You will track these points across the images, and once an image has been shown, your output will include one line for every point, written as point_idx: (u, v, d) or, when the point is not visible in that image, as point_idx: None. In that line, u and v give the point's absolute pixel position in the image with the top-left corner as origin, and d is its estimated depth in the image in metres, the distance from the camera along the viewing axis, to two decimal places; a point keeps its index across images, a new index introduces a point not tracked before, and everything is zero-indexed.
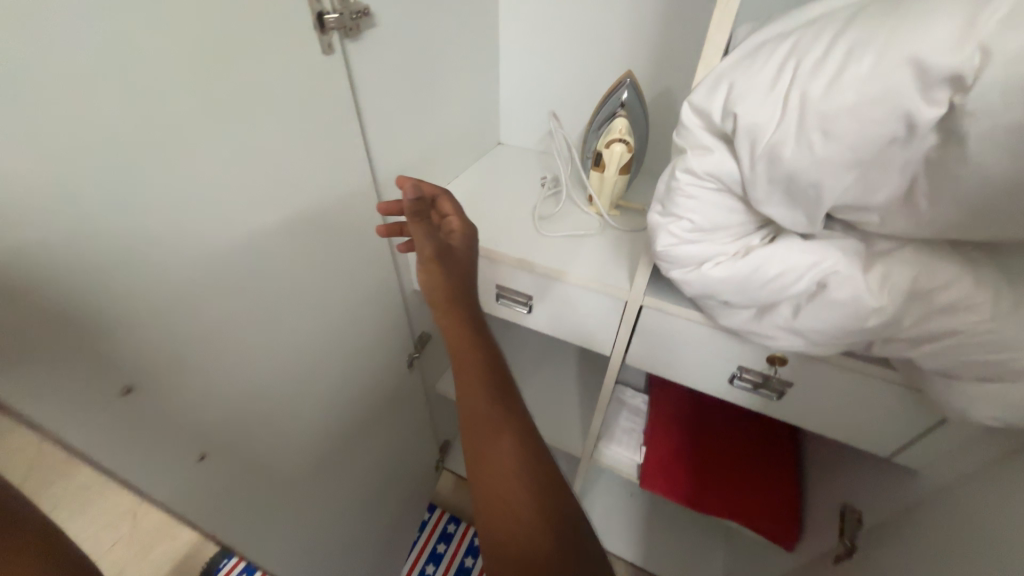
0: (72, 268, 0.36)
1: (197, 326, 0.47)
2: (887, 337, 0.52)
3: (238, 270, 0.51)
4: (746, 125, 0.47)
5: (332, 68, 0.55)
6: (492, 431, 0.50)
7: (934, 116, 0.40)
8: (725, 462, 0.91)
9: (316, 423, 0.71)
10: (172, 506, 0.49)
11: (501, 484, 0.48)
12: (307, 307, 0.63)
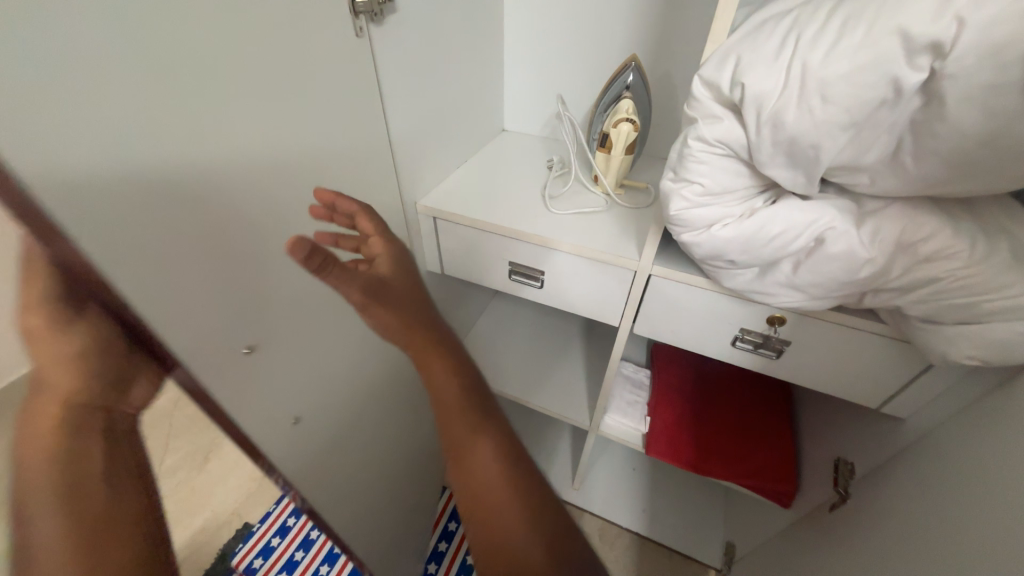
0: (192, 329, 0.39)
1: (305, 333, 0.55)
2: (876, 289, 0.48)
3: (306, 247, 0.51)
4: (748, 96, 0.39)
5: (359, 54, 0.53)
6: (484, 475, 0.39)
7: (919, 80, 0.34)
8: (726, 432, 0.94)
9: (366, 394, 0.72)
10: (290, 467, 0.57)
11: (496, 536, 0.38)
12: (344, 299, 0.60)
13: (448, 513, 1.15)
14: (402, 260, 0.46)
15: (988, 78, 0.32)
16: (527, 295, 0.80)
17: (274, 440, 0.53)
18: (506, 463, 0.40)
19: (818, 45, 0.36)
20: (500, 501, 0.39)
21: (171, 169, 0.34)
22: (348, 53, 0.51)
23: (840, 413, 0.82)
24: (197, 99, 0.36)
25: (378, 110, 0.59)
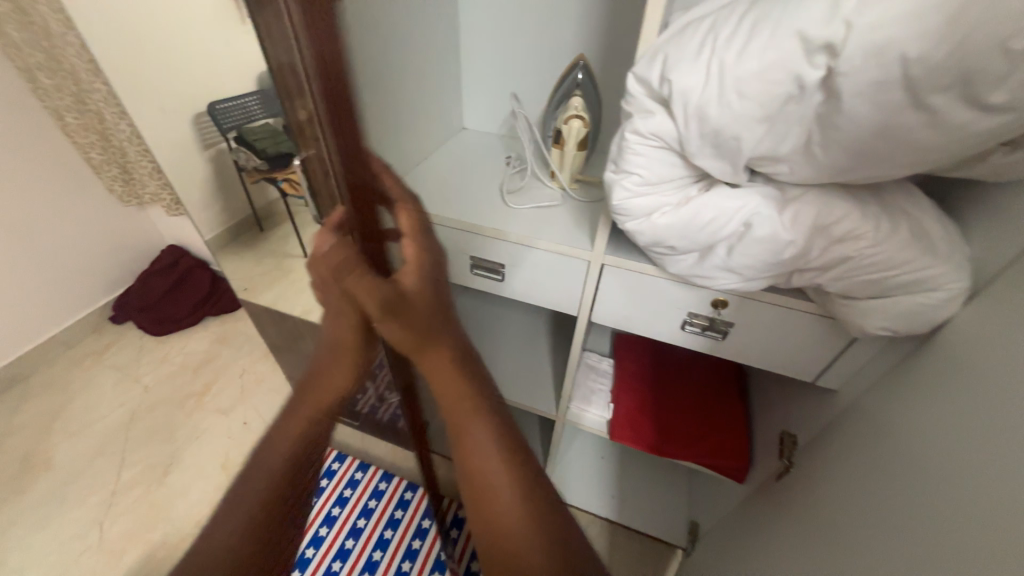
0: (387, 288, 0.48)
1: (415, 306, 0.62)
2: (800, 268, 0.53)
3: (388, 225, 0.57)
4: (676, 92, 0.43)
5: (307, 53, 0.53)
6: (482, 461, 0.47)
7: (818, 77, 0.38)
8: (684, 413, 0.99)
9: None
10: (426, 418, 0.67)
11: (502, 538, 0.43)
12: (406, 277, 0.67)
13: (422, 509, 1.15)
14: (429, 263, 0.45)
15: (874, 75, 0.36)
16: (489, 289, 0.82)
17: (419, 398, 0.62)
18: (499, 448, 0.48)
19: (732, 45, 0.40)
20: (499, 483, 0.45)
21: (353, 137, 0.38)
22: None
23: (784, 389, 0.87)
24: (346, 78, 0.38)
25: None
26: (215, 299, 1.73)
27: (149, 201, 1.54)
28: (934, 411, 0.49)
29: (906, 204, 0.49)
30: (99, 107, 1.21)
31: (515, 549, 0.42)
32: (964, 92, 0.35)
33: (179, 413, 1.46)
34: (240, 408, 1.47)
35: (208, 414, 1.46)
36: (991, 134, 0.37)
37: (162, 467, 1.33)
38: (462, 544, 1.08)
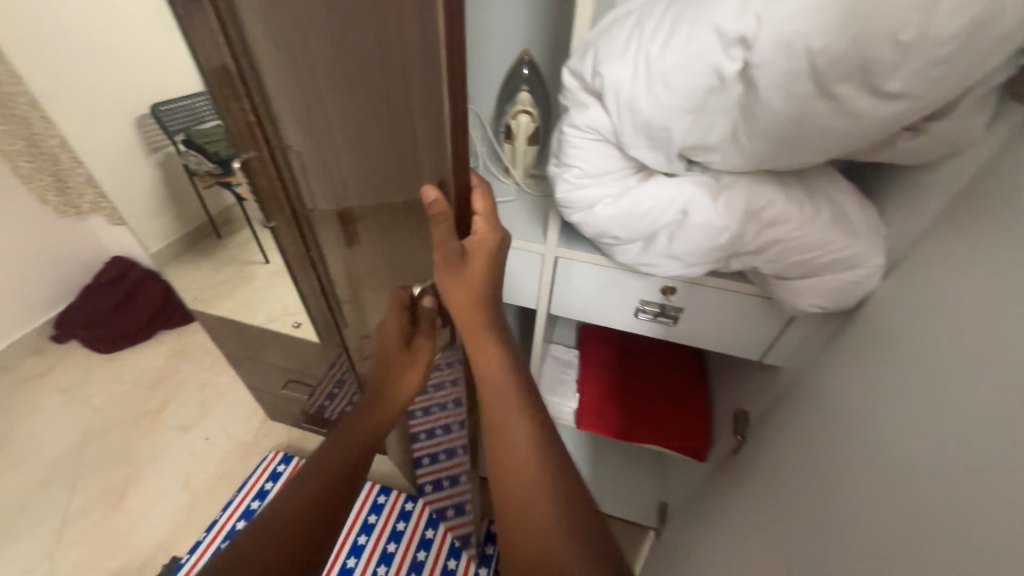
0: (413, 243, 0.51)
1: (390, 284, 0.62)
2: (736, 253, 0.55)
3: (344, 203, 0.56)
4: (608, 83, 0.44)
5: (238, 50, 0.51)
6: (505, 430, 0.53)
7: (736, 69, 0.40)
8: (648, 397, 1.02)
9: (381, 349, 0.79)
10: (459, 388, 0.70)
11: (522, 494, 0.50)
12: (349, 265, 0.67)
13: (396, 513, 1.20)
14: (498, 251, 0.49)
15: (786, 67, 0.38)
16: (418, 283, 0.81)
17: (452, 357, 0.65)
18: (524, 416, 0.54)
19: (656, 38, 0.42)
20: (517, 448, 0.52)
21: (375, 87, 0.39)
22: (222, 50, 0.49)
23: (739, 369, 0.91)
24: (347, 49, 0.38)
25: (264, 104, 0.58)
26: (169, 311, 1.64)
27: (90, 211, 1.45)
28: (869, 379, 0.53)
29: (828, 188, 0.52)
30: (26, 112, 1.13)
31: (531, 504, 0.49)
32: (864, 81, 0.38)
33: (135, 432, 1.39)
34: (201, 423, 1.42)
35: (166, 431, 1.40)
36: (895, 119, 0.40)
37: (119, 491, 1.27)
38: (435, 546, 1.15)
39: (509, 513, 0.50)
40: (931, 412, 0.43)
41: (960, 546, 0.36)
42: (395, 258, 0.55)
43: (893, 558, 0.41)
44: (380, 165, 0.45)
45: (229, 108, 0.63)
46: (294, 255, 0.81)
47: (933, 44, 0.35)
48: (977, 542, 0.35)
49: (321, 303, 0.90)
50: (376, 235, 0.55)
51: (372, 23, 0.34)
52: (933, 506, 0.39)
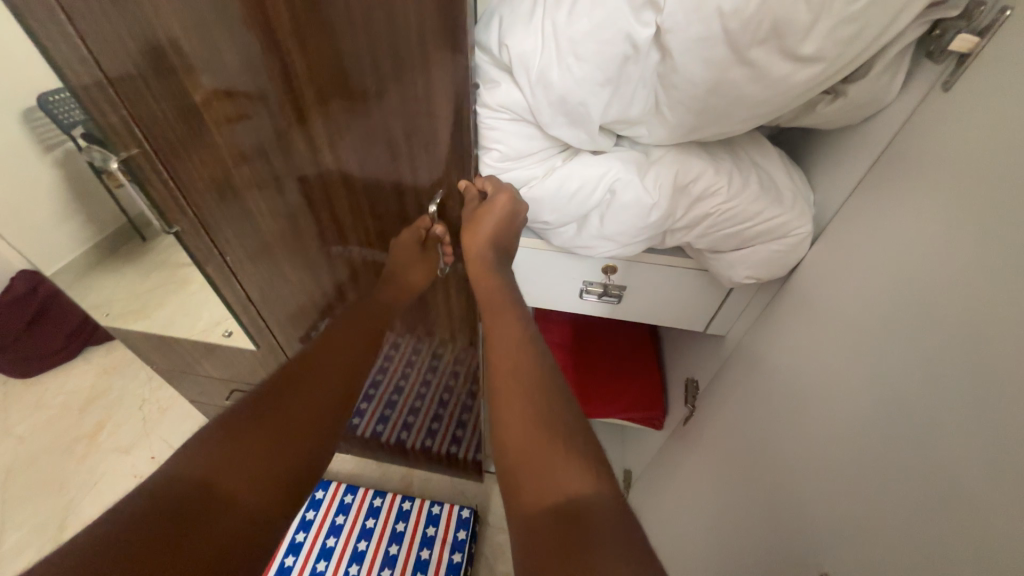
0: (374, 181, 0.60)
1: (342, 230, 0.69)
2: (669, 229, 0.53)
3: (283, 164, 0.61)
4: (515, 56, 0.40)
5: (122, 30, 0.48)
6: (507, 355, 0.48)
7: (649, 36, 0.37)
8: (604, 372, 1.02)
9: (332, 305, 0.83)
10: (444, 312, 0.81)
11: (507, 408, 0.44)
12: (288, 232, 0.71)
13: (364, 510, 1.17)
14: (513, 218, 0.53)
15: (698, 31, 0.36)
16: (341, 273, 0.77)
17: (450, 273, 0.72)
18: (525, 343, 0.48)
19: (561, 5, 0.39)
20: (512, 362, 0.47)
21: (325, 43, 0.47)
22: (137, 41, 0.49)
23: (686, 338, 0.93)
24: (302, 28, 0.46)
25: (154, 87, 0.53)
26: (88, 331, 1.49)
27: None
28: (812, 347, 0.53)
29: (756, 156, 0.51)
30: None
31: (513, 415, 0.43)
32: (778, 45, 0.36)
33: (68, 460, 1.28)
34: (143, 442, 1.33)
35: (105, 455, 1.30)
36: (814, 84, 0.38)
37: (57, 524, 1.18)
38: (407, 537, 1.14)
39: (508, 452, 0.42)
40: (875, 380, 0.43)
41: (922, 522, 0.36)
42: (362, 202, 0.64)
43: (858, 530, 0.42)
44: (355, 139, 0.55)
45: (89, 101, 0.55)
46: (207, 260, 0.74)
47: (842, 4, 0.33)
48: (936, 513, 0.35)
49: (251, 309, 0.85)
50: (348, 200, 0.64)
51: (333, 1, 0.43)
52: (888, 479, 0.39)
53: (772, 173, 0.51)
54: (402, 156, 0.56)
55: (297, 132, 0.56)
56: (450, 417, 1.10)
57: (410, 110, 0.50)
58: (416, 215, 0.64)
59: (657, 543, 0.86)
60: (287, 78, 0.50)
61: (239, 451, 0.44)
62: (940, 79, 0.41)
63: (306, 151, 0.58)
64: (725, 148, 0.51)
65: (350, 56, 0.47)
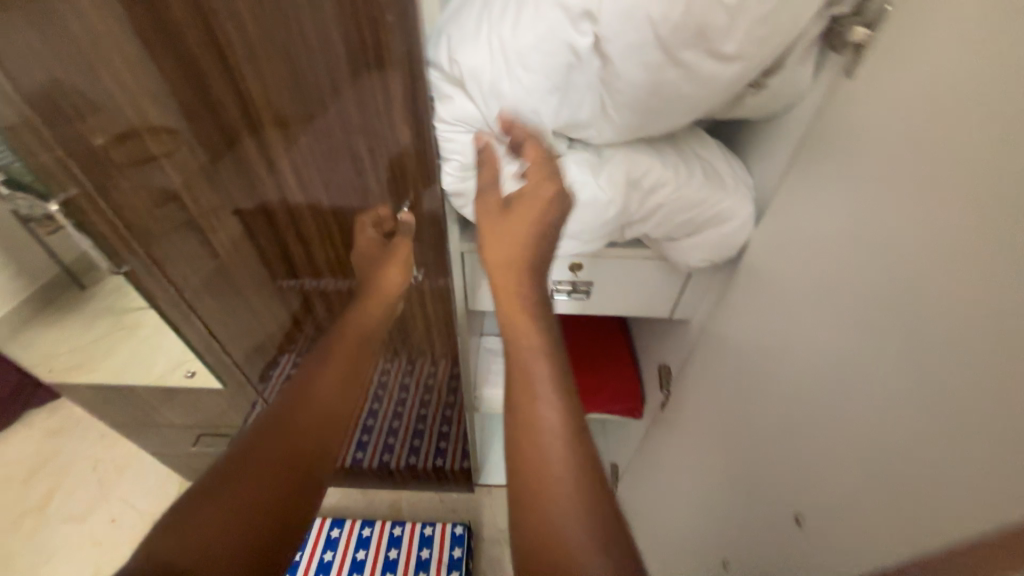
0: (339, 202, 0.60)
1: (307, 253, 0.68)
2: (628, 223, 0.56)
3: (240, 193, 0.59)
4: (467, 71, 0.43)
5: (52, 68, 0.46)
6: (539, 409, 0.40)
7: (588, 44, 0.40)
8: (581, 369, 1.04)
9: (301, 333, 0.81)
10: (421, 326, 0.82)
11: (531, 490, 0.37)
12: (249, 261, 0.69)
13: (354, 542, 1.13)
14: (552, 203, 0.45)
15: (634, 37, 0.39)
16: (308, 295, 0.75)
17: (425, 282, 0.72)
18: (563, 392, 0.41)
19: (506, 20, 0.41)
20: (546, 425, 0.39)
21: (278, 71, 0.47)
22: (73, 77, 0.47)
23: (654, 327, 0.97)
24: (253, 57, 0.46)
25: (93, 125, 0.51)
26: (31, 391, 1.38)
27: None
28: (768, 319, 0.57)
29: (699, 150, 0.56)
30: None
31: (540, 496, 0.37)
32: (705, 47, 0.39)
33: (14, 538, 1.17)
34: (100, 506, 1.22)
35: (58, 525, 1.19)
36: (739, 79, 0.42)
37: None
38: (402, 565, 1.10)
39: (525, 550, 0.36)
40: (808, 345, 0.47)
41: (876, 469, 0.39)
42: (327, 221, 0.63)
43: None
44: (317, 163, 0.55)
45: (17, 141, 0.52)
46: (161, 300, 0.71)
47: (755, 7, 0.37)
48: (869, 454, 0.38)
49: (215, 346, 0.81)
50: (313, 223, 0.63)
51: (282, 26, 0.44)
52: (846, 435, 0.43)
53: (716, 161, 0.56)
54: (366, 177, 0.57)
55: (257, 160, 0.55)
56: (430, 431, 1.10)
57: (372, 130, 0.52)
58: (354, 220, 0.63)
59: (648, 529, 0.88)
60: (241, 105, 0.50)
61: (246, 485, 0.42)
62: (844, 68, 0.46)
63: (266, 178, 0.57)
64: (669, 142, 0.55)
65: (307, 80, 0.48)
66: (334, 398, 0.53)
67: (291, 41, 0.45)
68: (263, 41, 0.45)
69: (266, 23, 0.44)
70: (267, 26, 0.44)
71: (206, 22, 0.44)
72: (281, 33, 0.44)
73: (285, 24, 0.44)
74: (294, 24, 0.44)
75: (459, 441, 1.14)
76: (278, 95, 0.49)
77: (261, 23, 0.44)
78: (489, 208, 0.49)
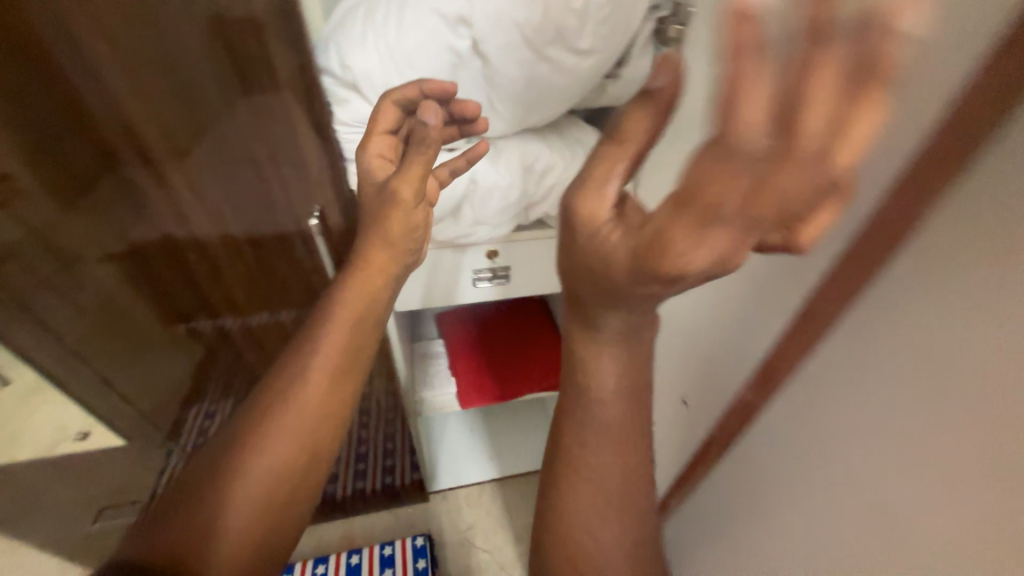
0: (245, 215, 0.59)
1: (218, 275, 0.65)
2: (529, 205, 0.63)
3: (118, 209, 0.55)
4: (361, 75, 0.48)
5: None
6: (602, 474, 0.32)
7: (467, 45, 0.46)
8: (513, 355, 1.09)
9: (217, 366, 0.77)
10: None
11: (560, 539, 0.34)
12: (146, 292, 0.65)
13: None
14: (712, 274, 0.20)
15: (503, 39, 0.46)
16: (230, 323, 0.72)
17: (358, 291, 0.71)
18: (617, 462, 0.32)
19: (390, 28, 0.46)
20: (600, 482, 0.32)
21: (147, 70, 0.46)
22: None
23: None
24: (100, 48, 0.44)
25: None
26: None
27: None
28: None
29: (579, 136, 0.64)
30: None
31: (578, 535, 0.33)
32: (563, 44, 0.47)
33: None
34: None
35: None
36: (595, 71, 0.51)
37: None
38: None
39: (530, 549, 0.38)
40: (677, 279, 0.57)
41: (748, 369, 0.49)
42: (236, 234, 0.61)
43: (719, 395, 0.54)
44: (210, 170, 0.54)
45: None
46: (32, 357, 0.62)
47: (596, 10, 0.45)
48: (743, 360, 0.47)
49: (110, 396, 0.73)
50: (221, 240, 0.61)
51: (143, 23, 0.44)
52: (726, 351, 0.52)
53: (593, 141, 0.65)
54: (270, 184, 0.57)
55: (149, 184, 0.54)
56: (375, 450, 1.11)
57: (270, 138, 0.53)
58: (380, 101, 0.44)
59: None
60: (92, 99, 0.47)
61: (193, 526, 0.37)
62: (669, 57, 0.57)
63: (153, 194, 0.55)
64: (552, 130, 0.63)
65: (182, 79, 0.48)
66: (309, 422, 0.41)
67: (156, 39, 0.45)
68: (122, 39, 0.44)
69: (131, 21, 0.43)
70: (125, 22, 0.43)
71: (67, 31, 0.43)
72: (145, 35, 0.44)
73: (147, 26, 0.44)
74: (157, 27, 0.44)
75: (406, 453, 1.13)
76: (149, 94, 0.48)
77: (113, 17, 0.43)
78: (589, 244, 0.24)
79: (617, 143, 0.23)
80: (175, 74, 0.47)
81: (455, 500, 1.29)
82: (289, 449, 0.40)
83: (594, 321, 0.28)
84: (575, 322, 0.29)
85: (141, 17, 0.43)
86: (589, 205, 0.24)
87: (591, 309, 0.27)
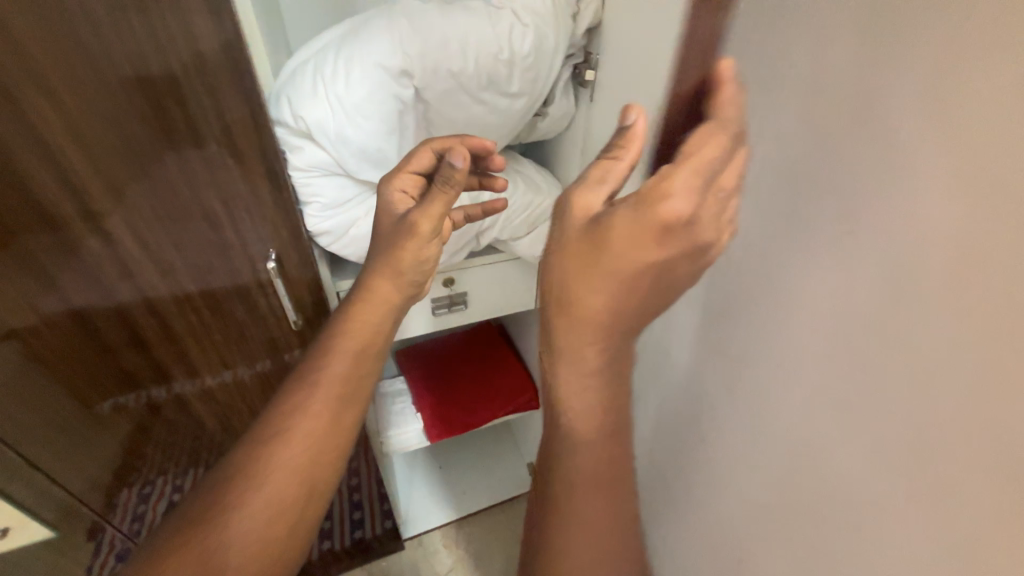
0: (197, 265, 0.58)
1: (168, 330, 0.62)
2: (478, 232, 0.68)
3: (51, 274, 0.52)
4: (313, 124, 0.51)
5: None
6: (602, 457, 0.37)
7: (410, 93, 0.52)
8: (476, 382, 1.11)
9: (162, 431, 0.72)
10: None
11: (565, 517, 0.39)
12: (83, 361, 0.59)
13: None
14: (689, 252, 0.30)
15: (443, 87, 0.52)
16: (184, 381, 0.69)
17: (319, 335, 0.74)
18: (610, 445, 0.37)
19: (338, 81, 0.50)
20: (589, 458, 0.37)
21: (94, 129, 0.47)
22: None
23: (524, 322, 1.09)
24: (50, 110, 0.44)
25: None
26: None
27: None
28: None
29: (517, 166, 0.71)
30: None
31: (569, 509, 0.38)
32: (496, 89, 0.54)
33: None
34: None
35: None
36: (526, 110, 0.58)
37: None
38: None
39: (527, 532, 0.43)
40: None
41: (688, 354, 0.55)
42: (189, 286, 0.60)
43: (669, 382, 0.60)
44: (158, 221, 0.54)
45: None
46: None
47: (521, 59, 0.53)
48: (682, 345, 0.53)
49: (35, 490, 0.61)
50: (171, 292, 0.59)
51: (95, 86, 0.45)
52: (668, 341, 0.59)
53: (531, 171, 0.72)
54: (223, 231, 0.57)
55: (89, 241, 0.52)
56: (341, 503, 1.05)
57: (220, 186, 0.54)
58: (418, 146, 0.52)
59: None
60: (36, 156, 0.46)
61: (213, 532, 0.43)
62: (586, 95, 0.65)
63: (99, 251, 0.53)
64: None
65: (129, 136, 0.48)
66: (316, 437, 0.48)
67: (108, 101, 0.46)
68: (70, 100, 0.45)
69: (80, 84, 0.45)
70: (73, 84, 0.44)
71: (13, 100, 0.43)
72: (94, 95, 0.46)
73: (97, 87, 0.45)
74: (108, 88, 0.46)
75: (376, 498, 1.09)
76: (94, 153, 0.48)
77: (66, 79, 0.44)
78: (582, 226, 0.32)
79: (621, 148, 0.32)
80: (124, 132, 0.48)
81: (432, 545, 1.23)
82: (299, 463, 0.46)
83: (575, 309, 0.32)
84: (554, 311, 0.34)
85: (95, 83, 0.45)
86: (584, 199, 0.32)
87: (579, 292, 0.32)
